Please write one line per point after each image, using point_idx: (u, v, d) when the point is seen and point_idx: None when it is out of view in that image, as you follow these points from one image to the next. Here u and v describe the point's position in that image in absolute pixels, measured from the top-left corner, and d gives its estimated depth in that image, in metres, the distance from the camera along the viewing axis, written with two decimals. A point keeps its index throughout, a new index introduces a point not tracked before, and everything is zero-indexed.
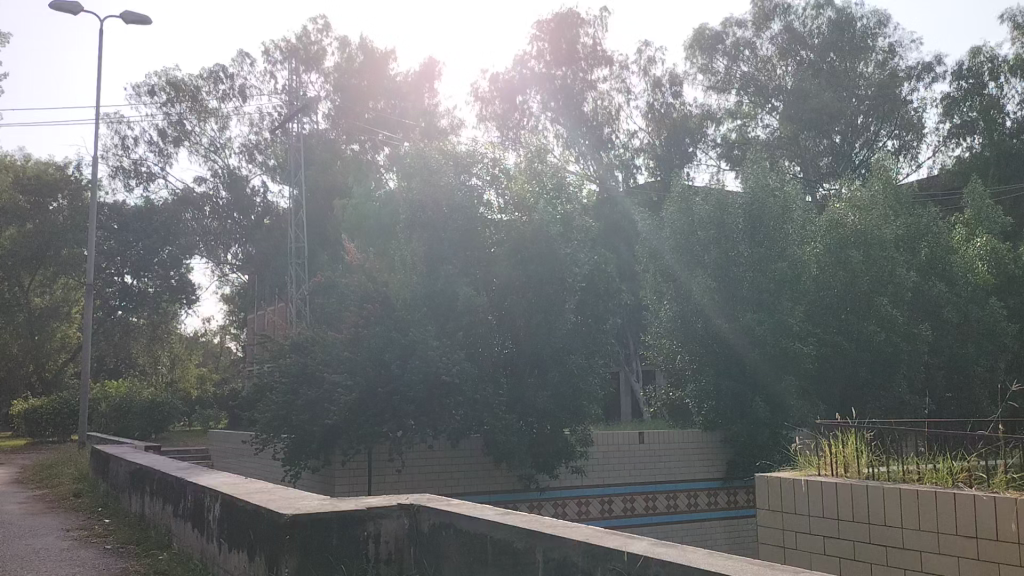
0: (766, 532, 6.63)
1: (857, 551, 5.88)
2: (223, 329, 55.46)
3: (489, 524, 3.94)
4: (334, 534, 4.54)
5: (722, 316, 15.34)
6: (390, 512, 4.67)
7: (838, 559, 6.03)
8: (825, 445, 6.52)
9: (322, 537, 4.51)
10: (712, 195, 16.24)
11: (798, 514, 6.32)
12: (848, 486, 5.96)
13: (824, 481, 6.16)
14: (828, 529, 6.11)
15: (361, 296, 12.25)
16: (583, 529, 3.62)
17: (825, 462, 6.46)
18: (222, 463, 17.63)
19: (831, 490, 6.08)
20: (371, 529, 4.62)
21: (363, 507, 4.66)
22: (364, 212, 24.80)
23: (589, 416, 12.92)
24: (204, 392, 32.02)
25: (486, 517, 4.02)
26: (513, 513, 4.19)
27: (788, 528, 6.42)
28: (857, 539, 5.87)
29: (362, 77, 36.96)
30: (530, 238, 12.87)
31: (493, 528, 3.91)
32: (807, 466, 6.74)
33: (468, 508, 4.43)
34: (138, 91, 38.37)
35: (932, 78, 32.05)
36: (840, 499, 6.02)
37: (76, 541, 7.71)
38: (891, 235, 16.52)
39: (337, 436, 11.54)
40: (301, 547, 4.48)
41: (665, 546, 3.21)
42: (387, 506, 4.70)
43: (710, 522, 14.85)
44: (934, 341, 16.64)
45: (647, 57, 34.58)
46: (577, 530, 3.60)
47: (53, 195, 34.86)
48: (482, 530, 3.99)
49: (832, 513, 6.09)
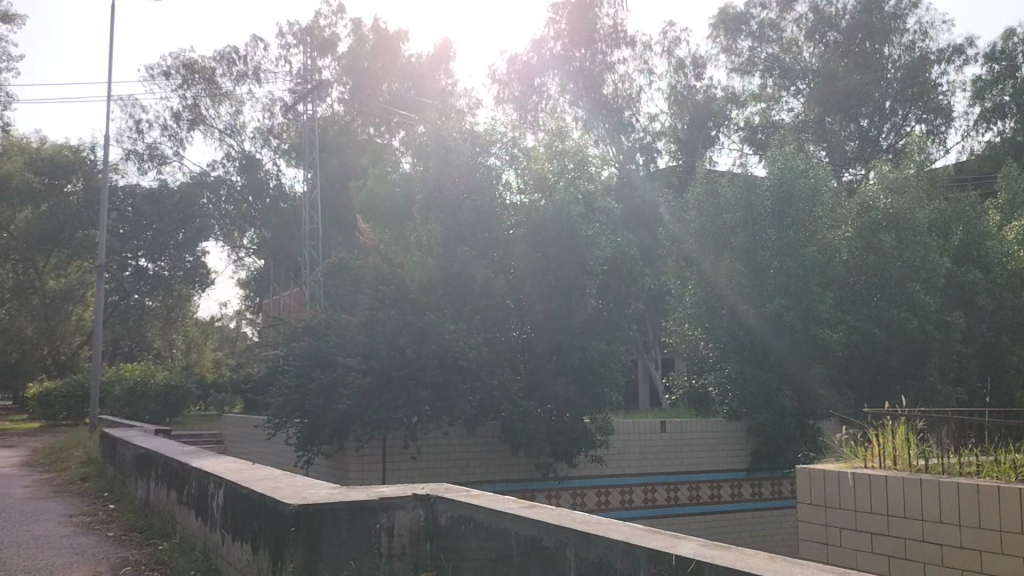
0: (806, 528, 6.23)
1: (909, 549, 5.50)
2: (240, 314, 55.52)
3: (513, 518, 3.59)
4: (343, 526, 4.20)
5: (747, 303, 14.91)
6: (404, 503, 4.32)
7: (886, 558, 5.66)
8: (872, 435, 6.12)
9: (331, 529, 4.17)
10: (738, 177, 15.83)
11: (844, 509, 5.92)
12: (900, 479, 5.57)
13: (870, 473, 5.76)
14: (876, 525, 5.71)
15: (376, 278, 11.89)
16: (624, 525, 3.27)
17: (871, 454, 6.07)
18: (235, 448, 17.43)
19: (880, 483, 5.68)
20: (384, 521, 4.28)
21: (375, 497, 4.31)
22: (381, 193, 24.51)
23: (611, 404, 12.54)
24: (219, 376, 31.95)
25: (510, 510, 3.67)
26: (540, 506, 3.82)
27: (831, 524, 6.02)
28: (909, 536, 5.49)
29: (378, 59, 36.51)
30: (552, 220, 12.51)
31: (517, 523, 3.55)
32: (851, 457, 6.35)
33: (488, 499, 4.09)
34: (152, 73, 38.21)
35: (964, 61, 31.35)
36: (890, 494, 5.62)
37: (79, 527, 7.45)
38: (924, 218, 16.02)
39: (350, 421, 11.23)
40: (307, 540, 4.13)
41: (716, 549, 2.84)
42: (402, 496, 4.35)
43: (732, 514, 14.43)
44: (968, 329, 16.34)
45: (670, 38, 34.08)
46: (615, 527, 3.25)
47: (68, 177, 34.75)
48: (505, 525, 3.63)
49: (880, 508, 5.69)
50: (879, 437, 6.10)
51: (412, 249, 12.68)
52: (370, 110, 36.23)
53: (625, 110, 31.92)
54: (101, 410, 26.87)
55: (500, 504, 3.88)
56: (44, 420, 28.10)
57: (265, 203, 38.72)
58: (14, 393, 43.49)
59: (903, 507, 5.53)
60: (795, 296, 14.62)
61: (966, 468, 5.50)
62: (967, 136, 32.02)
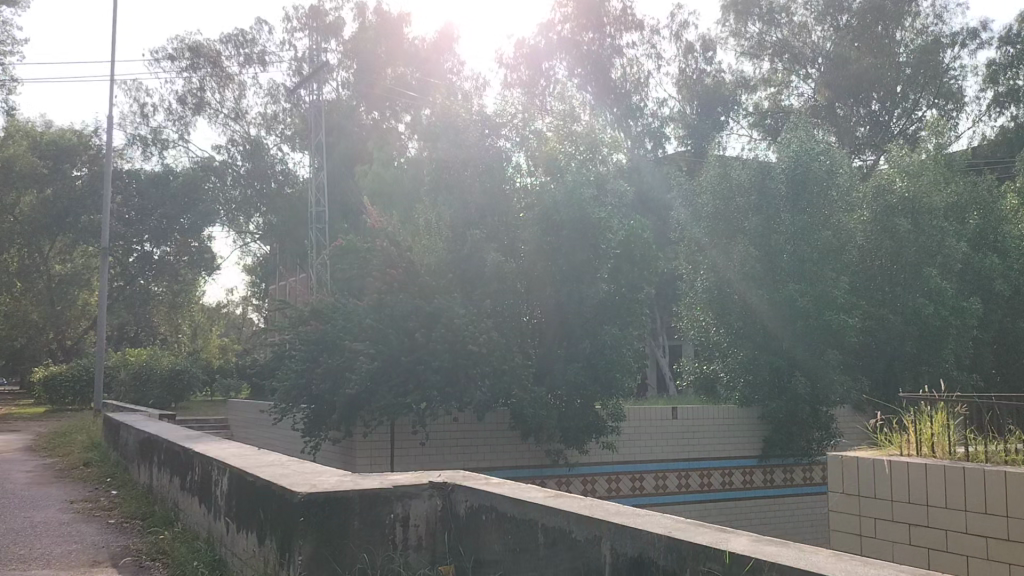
0: (840, 519, 6.01)
1: (950, 542, 5.27)
2: (246, 300, 55.53)
3: (538, 508, 3.37)
4: (355, 516, 3.98)
5: (761, 289, 14.64)
6: (420, 492, 4.11)
7: (926, 551, 5.43)
8: (908, 422, 5.90)
9: (344, 519, 3.96)
10: (751, 161, 15.58)
11: (879, 498, 5.73)
12: (941, 467, 5.33)
13: (907, 461, 5.55)
14: (915, 516, 5.49)
15: (383, 263, 11.69)
16: (661, 518, 3.05)
17: (909, 441, 5.84)
18: (241, 433, 17.30)
19: (920, 471, 5.45)
20: (399, 511, 4.06)
21: (389, 485, 4.10)
22: (387, 178, 24.29)
23: (624, 390, 12.29)
24: (226, 362, 31.86)
25: (536, 501, 3.44)
26: (569, 497, 3.61)
27: (865, 514, 5.83)
28: (950, 527, 5.27)
29: (382, 43, 36.18)
30: (564, 202, 12.24)
31: (546, 514, 3.32)
32: (887, 445, 6.12)
33: (511, 488, 3.85)
34: (158, 56, 37.92)
35: (977, 45, 30.93)
36: (930, 483, 5.39)
37: (80, 515, 7.25)
38: (941, 202, 15.75)
39: (357, 406, 11.01)
40: (317, 532, 3.91)
41: (770, 545, 2.61)
42: (418, 485, 4.13)
43: (745, 501, 14.21)
44: (985, 316, 16.10)
45: (679, 22, 33.79)
46: (653, 519, 3.03)
47: (73, 162, 34.46)
48: (533, 517, 3.40)
49: (920, 498, 5.46)
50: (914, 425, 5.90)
51: (420, 232, 12.44)
52: (374, 95, 35.67)
53: (634, 95, 31.56)
54: (106, 395, 26.76)
55: (525, 493, 3.66)
56: (48, 405, 28.00)
57: (270, 188, 38.42)
58: (21, 378, 43.58)
59: (944, 498, 5.29)
60: (809, 281, 14.38)
61: (1010, 455, 5.28)
62: (978, 122, 31.68)
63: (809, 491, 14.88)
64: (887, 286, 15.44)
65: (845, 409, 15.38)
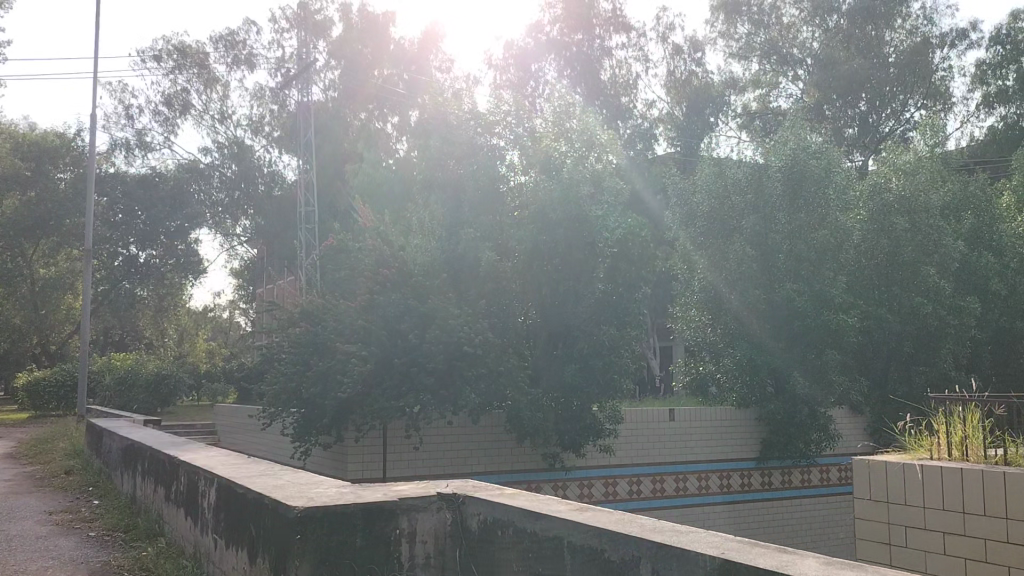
0: (870, 527, 5.81)
1: (989, 551, 5.05)
2: (233, 305, 54.96)
3: (565, 524, 3.16)
4: (358, 534, 3.72)
5: (759, 287, 14.39)
6: (427, 505, 3.87)
7: (962, 561, 5.22)
8: (938, 425, 5.70)
9: (346, 535, 3.69)
10: (746, 159, 15.38)
11: (910, 505, 5.53)
12: (979, 471, 5.12)
13: (940, 466, 5.35)
14: (951, 524, 5.27)
15: (374, 262, 11.26)
16: (707, 537, 2.82)
17: (939, 445, 5.64)
18: (228, 438, 16.93)
19: (955, 476, 5.24)
20: (404, 526, 3.83)
21: (394, 498, 3.86)
22: (376, 180, 23.97)
23: (622, 392, 12.03)
24: (212, 366, 31.45)
25: (561, 516, 3.23)
26: (595, 511, 3.39)
27: (895, 522, 5.63)
28: (989, 536, 5.04)
29: (366, 43, 35.87)
30: (559, 200, 12.01)
31: (574, 532, 3.11)
32: (916, 449, 5.92)
33: (531, 501, 3.61)
34: (144, 56, 37.37)
35: (966, 45, 30.92)
36: (966, 489, 5.18)
37: (59, 527, 6.91)
38: (938, 201, 15.54)
39: (349, 410, 10.67)
40: (314, 550, 3.64)
41: (844, 569, 2.39)
42: (424, 497, 3.90)
43: (744, 505, 13.95)
44: (983, 315, 15.97)
45: (666, 23, 33.74)
46: (697, 539, 2.82)
47: (57, 164, 33.90)
48: (559, 533, 3.19)
49: (955, 505, 5.24)
50: (945, 427, 5.72)
51: (413, 230, 12.18)
52: (361, 96, 35.34)
53: (624, 97, 31.48)
54: (90, 400, 26.30)
55: (545, 507, 3.43)
56: (31, 411, 27.51)
57: (258, 190, 37.88)
58: (2, 383, 42.95)
59: (982, 505, 5.08)
60: (806, 281, 14.16)
61: None
62: (966, 123, 31.71)
63: (808, 494, 14.65)
64: (885, 286, 15.28)
65: (843, 409, 15.20)
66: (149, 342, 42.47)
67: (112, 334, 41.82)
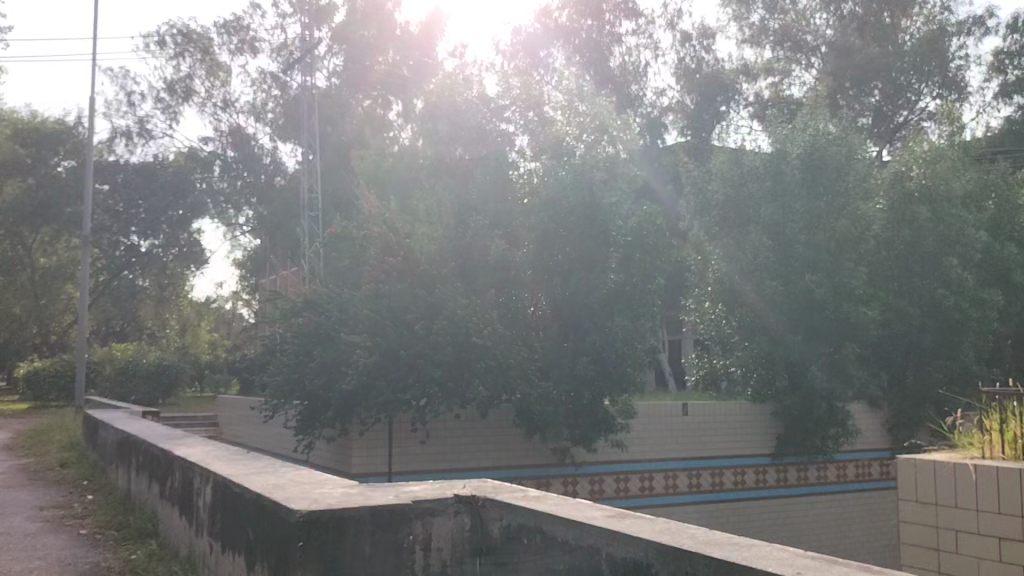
0: (917, 530, 5.46)
1: None
2: (236, 295, 54.61)
3: (605, 534, 2.85)
4: (365, 540, 3.41)
5: (774, 277, 13.99)
6: (443, 507, 3.53)
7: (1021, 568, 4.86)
8: (996, 423, 5.32)
9: (353, 542, 3.38)
10: (762, 148, 15.03)
11: (963, 508, 5.16)
12: None
13: (997, 466, 4.98)
14: (1007, 529, 4.91)
15: (380, 250, 10.87)
16: (780, 556, 2.50)
17: (999, 444, 5.26)
18: (230, 429, 16.61)
19: (1012, 477, 4.88)
20: (419, 532, 3.48)
21: (408, 501, 3.53)
22: (383, 167, 23.62)
23: (634, 385, 11.62)
24: (215, 357, 31.11)
25: (599, 526, 2.91)
26: (637, 519, 3.08)
27: (944, 527, 5.28)
28: None
29: (371, 27, 35.24)
30: (570, 185, 11.63)
31: (614, 543, 2.80)
32: (967, 448, 5.56)
33: (563, 507, 3.27)
34: (146, 42, 36.99)
35: (982, 32, 30.39)
36: None
37: (46, 525, 6.55)
38: (960, 190, 15.07)
39: (353, 402, 10.28)
40: None
41: None
42: (440, 497, 3.56)
43: (757, 502, 13.56)
44: (1005, 307, 15.59)
45: (675, 10, 33.31)
46: (768, 556, 2.48)
47: (55, 151, 33.55)
48: (598, 545, 2.87)
49: (1014, 510, 4.87)
50: (999, 423, 5.36)
51: (420, 217, 11.80)
52: (368, 82, 34.89)
53: (633, 85, 31.18)
54: (91, 391, 26.01)
55: (579, 513, 3.12)
56: (30, 401, 27.24)
57: (261, 179, 37.52)
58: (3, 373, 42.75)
59: None
60: (824, 272, 13.74)
61: None
62: (981, 112, 31.23)
63: (824, 491, 14.28)
64: (904, 279, 14.89)
65: (859, 403, 14.83)
66: (152, 332, 42.24)
67: (114, 325, 41.54)
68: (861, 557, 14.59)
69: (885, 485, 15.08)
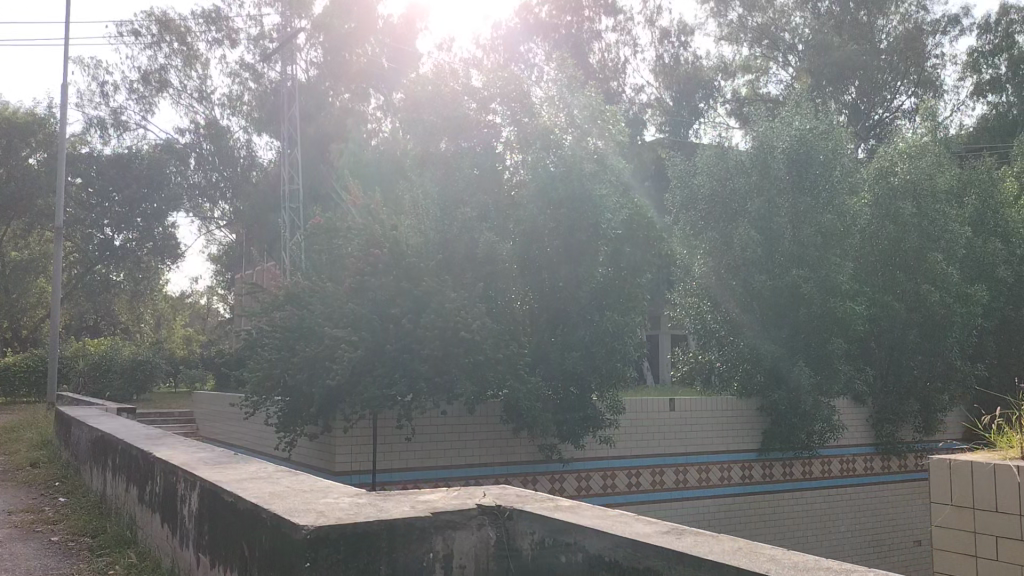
0: (954, 534, 5.32)
1: None
2: (211, 290, 53.93)
3: (669, 556, 2.83)
4: (384, 560, 3.31)
5: (761, 270, 13.86)
6: (467, 521, 3.53)
7: None
8: None
9: (374, 560, 3.28)
10: (748, 143, 14.82)
11: (1004, 513, 5.01)
12: None
13: None
14: None
15: (365, 242, 10.55)
16: None
17: None
18: (206, 425, 16.31)
19: None
20: (440, 548, 3.47)
21: (430, 514, 3.49)
22: (363, 161, 23.39)
23: (624, 380, 11.44)
24: (190, 352, 30.60)
25: (652, 547, 2.92)
26: (691, 536, 3.11)
27: (982, 532, 5.14)
28: None
29: (350, 19, 34.59)
30: (558, 179, 11.39)
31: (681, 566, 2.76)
32: (1006, 447, 5.40)
33: (601, 522, 3.28)
34: (123, 31, 36.35)
35: (959, 31, 30.65)
36: None
37: (17, 531, 6.23)
38: (944, 185, 14.95)
39: (337, 399, 10.02)
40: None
41: None
42: (465, 510, 3.55)
43: (744, 498, 13.43)
44: (989, 303, 15.57)
45: (655, 6, 33.20)
46: None
47: (26, 143, 32.81)
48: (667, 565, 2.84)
49: None
50: None
51: (403, 210, 11.49)
52: (346, 76, 34.57)
53: (612, 81, 31.15)
54: (63, 387, 25.45)
55: (626, 530, 3.15)
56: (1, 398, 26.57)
57: (236, 172, 37.40)
58: None
59: None
60: (811, 266, 13.62)
61: None
62: (956, 112, 31.62)
63: (810, 486, 14.19)
64: (890, 274, 14.79)
65: (846, 399, 14.79)
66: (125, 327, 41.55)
67: (86, 321, 40.80)
68: (845, 554, 14.54)
69: (870, 481, 15.04)
